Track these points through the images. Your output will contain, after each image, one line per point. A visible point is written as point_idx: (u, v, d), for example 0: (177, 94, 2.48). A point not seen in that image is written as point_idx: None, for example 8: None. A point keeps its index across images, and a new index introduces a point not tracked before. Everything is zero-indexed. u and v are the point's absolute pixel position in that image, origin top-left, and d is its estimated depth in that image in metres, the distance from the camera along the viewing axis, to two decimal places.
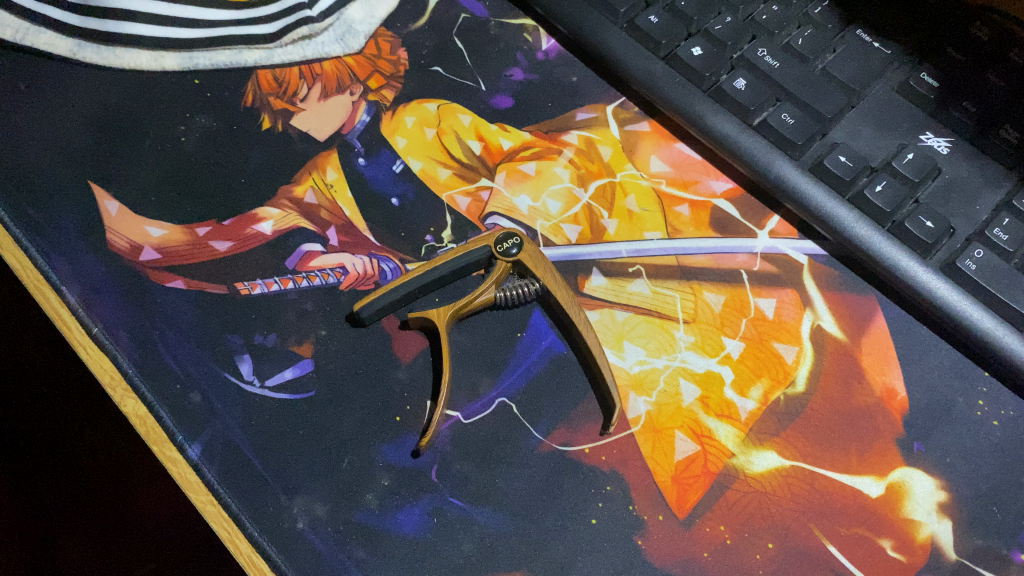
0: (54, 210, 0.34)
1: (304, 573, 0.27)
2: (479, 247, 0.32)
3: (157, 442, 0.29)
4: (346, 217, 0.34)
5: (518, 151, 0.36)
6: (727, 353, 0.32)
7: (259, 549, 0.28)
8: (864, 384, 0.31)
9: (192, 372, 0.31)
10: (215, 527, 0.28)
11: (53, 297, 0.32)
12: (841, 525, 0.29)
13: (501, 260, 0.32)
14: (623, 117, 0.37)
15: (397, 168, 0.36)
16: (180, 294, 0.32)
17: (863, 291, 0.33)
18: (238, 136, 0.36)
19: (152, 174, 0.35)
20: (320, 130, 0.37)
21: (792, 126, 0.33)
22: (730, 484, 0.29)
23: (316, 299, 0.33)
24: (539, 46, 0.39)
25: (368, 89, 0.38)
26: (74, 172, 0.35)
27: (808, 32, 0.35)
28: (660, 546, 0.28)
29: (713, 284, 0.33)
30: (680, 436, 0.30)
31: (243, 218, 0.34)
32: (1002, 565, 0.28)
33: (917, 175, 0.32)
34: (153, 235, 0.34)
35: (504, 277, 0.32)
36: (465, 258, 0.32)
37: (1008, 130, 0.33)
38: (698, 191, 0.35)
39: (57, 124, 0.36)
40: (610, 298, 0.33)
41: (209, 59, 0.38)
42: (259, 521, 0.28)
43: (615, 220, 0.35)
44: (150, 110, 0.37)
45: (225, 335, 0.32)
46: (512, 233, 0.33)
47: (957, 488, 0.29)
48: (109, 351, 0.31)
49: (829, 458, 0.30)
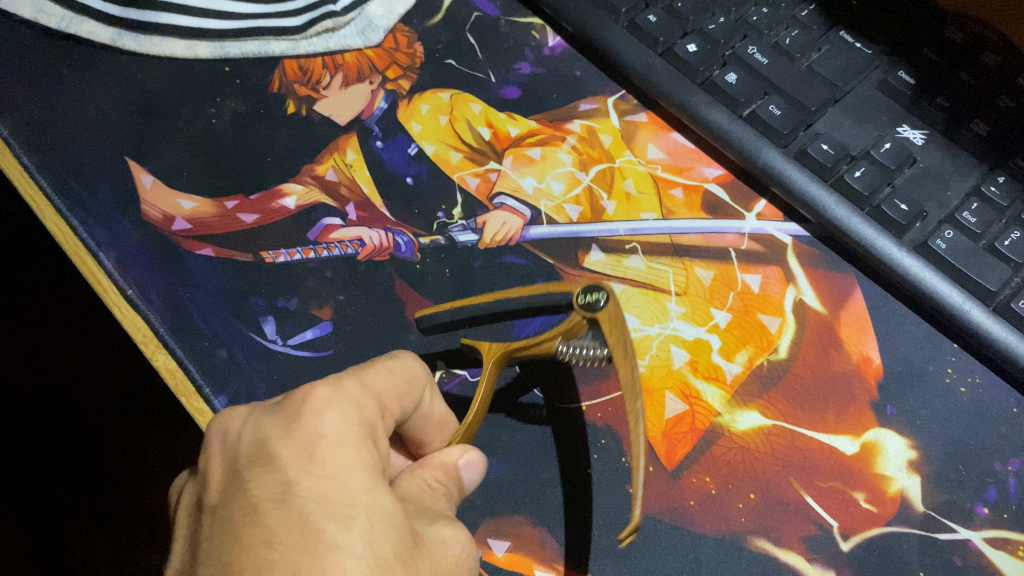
0: (93, 183, 0.36)
1: (172, 298, 0.34)
2: (560, 294, 0.31)
3: (185, 395, 0.32)
4: (364, 194, 0.37)
5: (525, 138, 0.39)
6: (716, 322, 0.34)
7: (132, 303, 0.33)
8: (842, 352, 0.34)
9: (220, 331, 0.33)
10: None
11: (92, 263, 0.34)
12: (818, 478, 0.31)
13: (581, 311, 0.31)
14: (622, 108, 0.40)
15: (412, 151, 0.39)
16: (209, 261, 0.35)
17: (842, 269, 0.36)
18: (266, 119, 0.39)
19: (186, 151, 0.38)
20: (341, 115, 0.40)
21: (779, 117, 0.36)
22: (716, 439, 0.32)
23: (336, 267, 0.35)
24: (546, 42, 0.42)
25: (386, 79, 0.41)
26: (112, 149, 0.38)
27: (796, 32, 0.38)
28: (651, 494, 0.30)
29: (704, 261, 0.36)
30: (670, 396, 0.33)
31: (269, 193, 0.37)
32: (966, 517, 0.31)
33: (893, 162, 0.35)
34: (185, 207, 0.36)
35: (578, 330, 0.31)
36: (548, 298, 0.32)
37: (977, 124, 0.36)
38: (691, 176, 0.38)
39: (97, 104, 0.39)
40: (609, 271, 0.36)
41: (239, 49, 0.41)
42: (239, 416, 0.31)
43: (614, 201, 0.37)
44: (184, 93, 0.40)
45: (250, 299, 0.34)
46: (601, 288, 0.31)
47: (926, 447, 0.32)
48: (142, 311, 0.33)
49: (809, 418, 0.32)
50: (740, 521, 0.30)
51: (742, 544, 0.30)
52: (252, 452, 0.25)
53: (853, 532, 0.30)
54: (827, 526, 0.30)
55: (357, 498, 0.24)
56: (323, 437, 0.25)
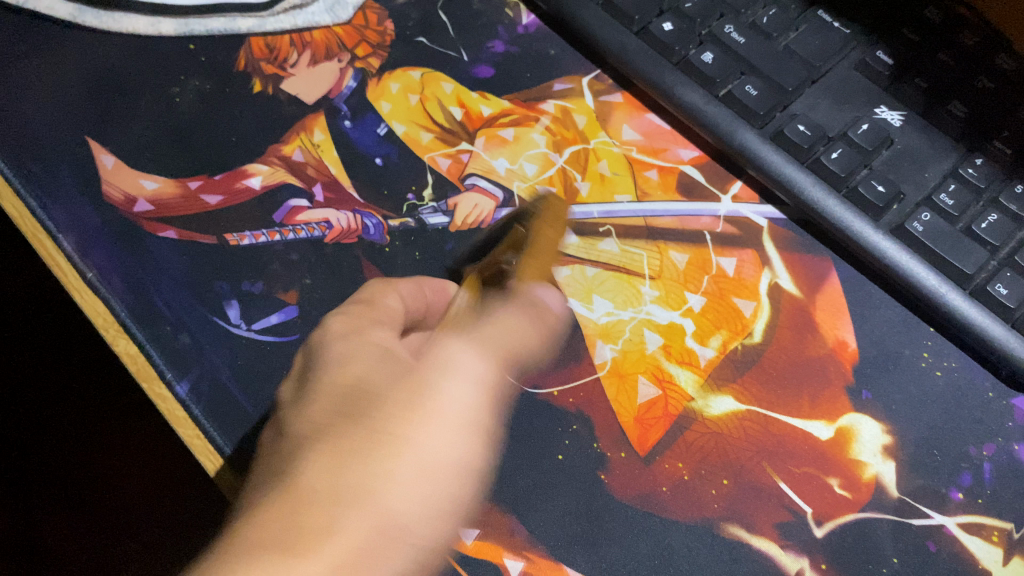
0: (51, 163, 0.35)
1: (132, 282, 0.33)
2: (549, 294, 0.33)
3: (146, 380, 0.31)
4: (332, 175, 0.36)
5: (497, 118, 0.38)
6: (690, 306, 0.34)
7: (91, 287, 0.32)
8: (817, 336, 0.33)
9: (182, 316, 0.32)
10: (181, 431, 0.30)
11: (50, 245, 0.33)
12: (792, 463, 0.31)
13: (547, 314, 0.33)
14: (598, 89, 0.39)
15: (382, 131, 0.38)
16: (172, 243, 0.34)
17: (818, 252, 0.35)
18: (231, 98, 0.38)
19: (149, 131, 0.37)
20: (309, 94, 0.39)
21: (755, 97, 0.36)
22: (689, 425, 0.31)
23: (302, 250, 0.34)
24: (520, 21, 0.41)
25: (356, 57, 0.40)
26: (71, 128, 0.36)
27: (773, 11, 0.37)
28: (623, 480, 0.30)
29: (679, 244, 0.35)
30: (642, 381, 0.32)
31: (234, 173, 0.36)
32: (940, 502, 0.30)
33: (869, 143, 0.35)
34: (147, 188, 0.35)
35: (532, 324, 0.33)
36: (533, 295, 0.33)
37: (956, 106, 0.35)
38: (666, 158, 0.37)
39: (56, 82, 0.38)
40: (581, 255, 0.35)
41: (204, 26, 0.40)
42: (201, 401, 0.30)
43: (588, 182, 0.37)
44: (147, 71, 0.38)
45: (214, 282, 0.33)
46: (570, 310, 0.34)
47: (901, 432, 0.31)
48: (102, 294, 0.32)
49: (783, 403, 0.32)
50: (713, 507, 0.30)
51: (715, 530, 0.29)
52: (368, 395, 0.28)
53: (827, 519, 0.30)
54: (801, 512, 0.30)
55: (425, 459, 0.27)
56: (431, 400, 0.28)
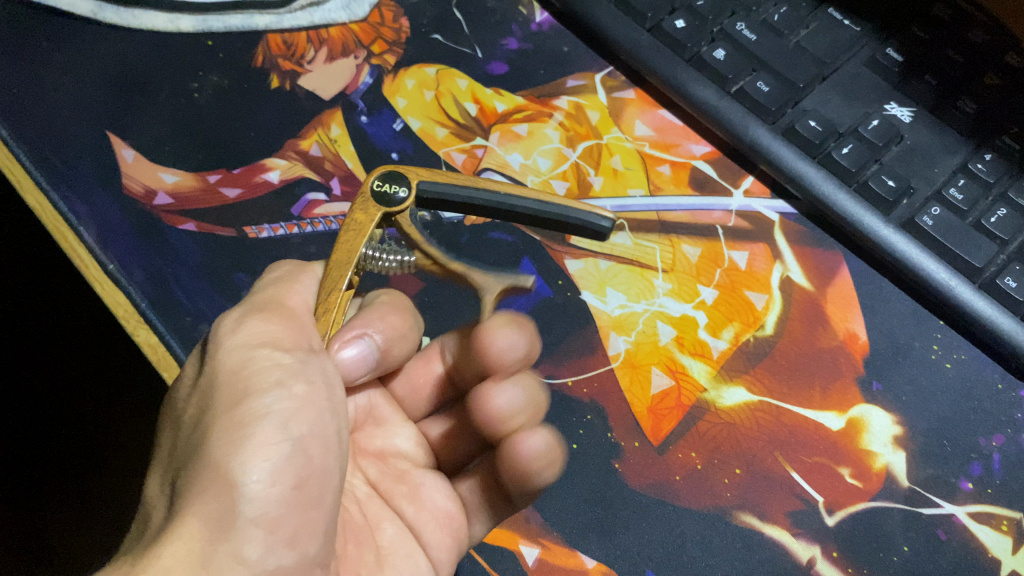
0: (72, 157, 0.36)
1: (152, 273, 0.33)
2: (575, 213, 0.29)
3: (167, 369, 0.32)
4: (349, 169, 0.37)
5: (511, 113, 0.39)
6: (702, 299, 0.34)
7: (113, 278, 0.33)
8: (828, 328, 0.34)
9: (202, 306, 0.32)
10: None
11: (71, 237, 0.34)
12: (803, 453, 0.31)
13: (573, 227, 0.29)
14: (610, 85, 0.40)
15: (398, 126, 0.38)
16: (191, 236, 0.34)
17: (829, 246, 0.36)
18: (249, 93, 0.39)
19: (168, 125, 0.37)
20: (326, 89, 0.39)
21: (767, 93, 0.36)
22: (701, 415, 0.31)
23: (320, 243, 0.35)
24: (533, 18, 0.42)
25: (372, 53, 0.40)
26: (92, 122, 0.37)
27: (784, 9, 0.38)
28: (637, 469, 0.30)
29: (691, 238, 0.36)
30: (656, 371, 0.32)
31: (252, 167, 0.36)
32: (951, 492, 0.31)
33: (880, 139, 0.35)
34: (167, 181, 0.36)
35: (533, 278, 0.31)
36: (566, 217, 0.29)
37: (964, 102, 0.36)
38: (678, 153, 0.38)
39: (77, 77, 0.38)
40: (595, 249, 0.35)
41: (223, 23, 0.40)
42: None
43: (601, 177, 0.37)
44: (166, 66, 0.39)
45: (232, 274, 0.33)
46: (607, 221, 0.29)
47: (911, 423, 0.32)
48: (123, 286, 0.33)
49: (795, 394, 0.32)
50: (725, 496, 0.30)
51: (727, 518, 0.30)
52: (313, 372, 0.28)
53: (838, 507, 0.30)
54: (812, 500, 0.30)
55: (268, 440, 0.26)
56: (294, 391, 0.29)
